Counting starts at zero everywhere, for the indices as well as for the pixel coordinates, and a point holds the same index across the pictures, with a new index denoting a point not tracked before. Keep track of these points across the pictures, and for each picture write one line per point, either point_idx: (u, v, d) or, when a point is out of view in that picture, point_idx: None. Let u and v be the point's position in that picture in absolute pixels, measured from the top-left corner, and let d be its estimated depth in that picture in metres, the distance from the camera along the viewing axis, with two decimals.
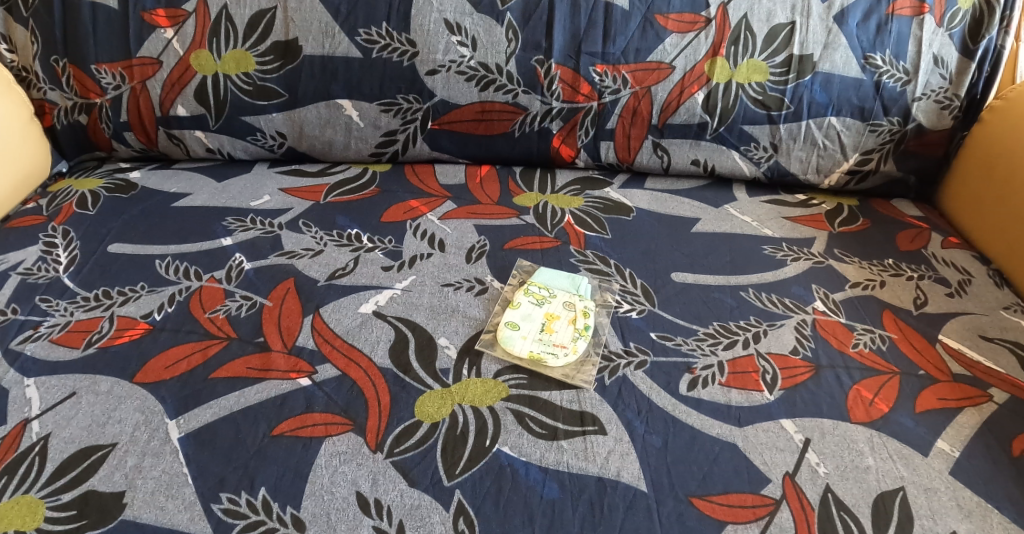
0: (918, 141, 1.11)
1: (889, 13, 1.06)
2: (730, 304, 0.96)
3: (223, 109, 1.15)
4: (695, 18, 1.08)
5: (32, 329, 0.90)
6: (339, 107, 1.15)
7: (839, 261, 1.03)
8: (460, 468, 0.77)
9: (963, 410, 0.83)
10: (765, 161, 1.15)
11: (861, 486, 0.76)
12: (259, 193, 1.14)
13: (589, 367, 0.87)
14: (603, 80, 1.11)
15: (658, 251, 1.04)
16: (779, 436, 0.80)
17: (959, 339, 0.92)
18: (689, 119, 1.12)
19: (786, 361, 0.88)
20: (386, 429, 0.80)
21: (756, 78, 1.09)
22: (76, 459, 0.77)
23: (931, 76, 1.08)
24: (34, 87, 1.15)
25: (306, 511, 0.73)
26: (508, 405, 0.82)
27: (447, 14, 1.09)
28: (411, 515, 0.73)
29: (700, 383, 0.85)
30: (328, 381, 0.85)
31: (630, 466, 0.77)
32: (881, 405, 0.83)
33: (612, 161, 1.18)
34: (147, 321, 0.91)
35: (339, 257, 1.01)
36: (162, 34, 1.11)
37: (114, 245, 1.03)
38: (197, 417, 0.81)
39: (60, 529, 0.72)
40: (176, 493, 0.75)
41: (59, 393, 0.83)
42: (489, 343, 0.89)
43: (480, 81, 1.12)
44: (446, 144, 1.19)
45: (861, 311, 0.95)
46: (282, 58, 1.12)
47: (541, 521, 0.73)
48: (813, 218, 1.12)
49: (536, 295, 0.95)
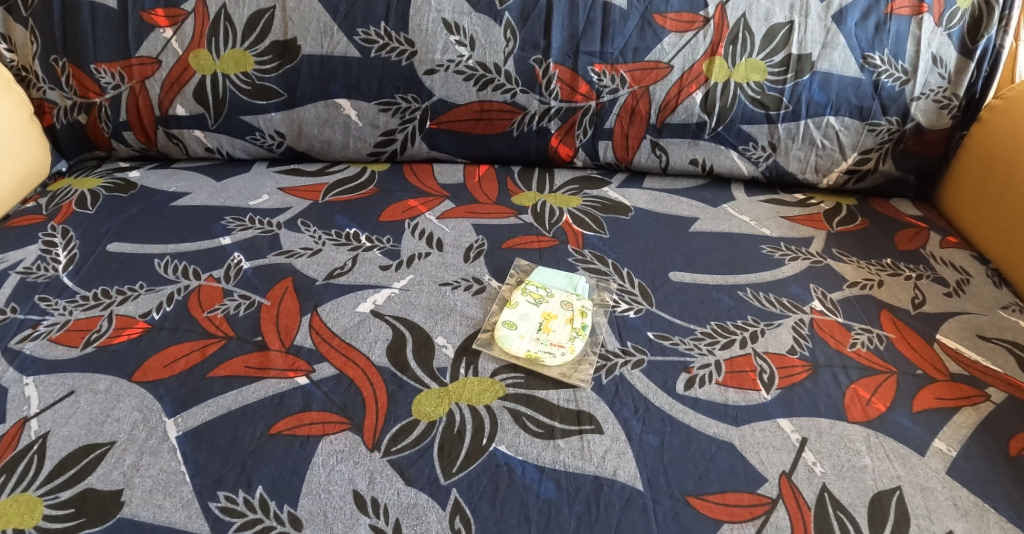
0: (917, 141, 1.11)
1: (888, 12, 1.06)
2: (728, 303, 0.96)
3: (222, 108, 1.15)
4: (694, 17, 1.08)
5: (32, 328, 0.91)
6: (338, 107, 1.15)
7: (837, 260, 1.03)
8: (457, 466, 0.77)
9: (960, 410, 0.83)
10: (763, 161, 1.15)
11: (858, 485, 0.76)
12: (258, 193, 1.14)
13: (586, 367, 0.87)
14: (602, 80, 1.11)
15: (656, 250, 1.04)
16: (776, 436, 0.80)
17: (957, 338, 0.92)
18: (687, 118, 1.12)
19: (783, 360, 0.88)
20: (384, 428, 0.80)
21: (754, 77, 1.09)
22: (74, 457, 0.77)
23: (930, 76, 1.07)
24: (33, 86, 1.15)
25: (303, 509, 0.74)
26: (505, 404, 0.83)
27: (446, 14, 1.09)
28: (408, 514, 0.73)
29: (697, 382, 0.85)
30: (325, 380, 0.85)
31: (627, 464, 0.78)
32: (878, 405, 0.83)
33: (611, 160, 1.18)
34: (145, 320, 0.92)
35: (337, 257, 1.02)
36: (161, 33, 1.12)
37: (113, 244, 1.04)
38: (195, 415, 0.81)
39: (58, 527, 0.72)
40: (174, 491, 0.75)
41: (58, 391, 0.84)
42: (487, 342, 0.89)
43: (479, 81, 1.12)
44: (444, 143, 1.19)
45: (858, 311, 0.95)
46: (281, 57, 1.12)
47: (538, 520, 0.73)
48: (811, 217, 1.12)
49: (533, 294, 0.95)
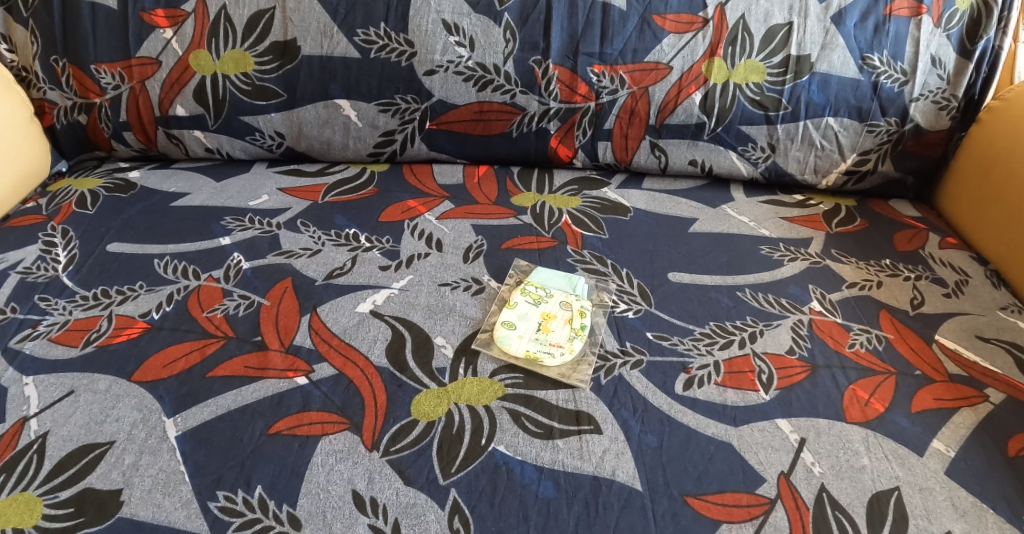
0: (916, 141, 1.11)
1: (887, 13, 1.06)
2: (727, 303, 0.96)
3: (222, 109, 1.15)
4: (693, 18, 1.09)
5: (32, 327, 0.91)
6: (337, 107, 1.15)
7: (836, 261, 1.03)
8: (456, 467, 0.77)
9: (959, 410, 0.83)
10: (762, 161, 1.15)
11: (856, 486, 0.76)
12: (257, 193, 1.14)
13: (585, 367, 0.87)
14: (601, 80, 1.11)
15: (655, 251, 1.04)
16: (775, 436, 0.80)
17: (956, 339, 0.92)
18: (686, 119, 1.12)
19: (782, 361, 0.88)
20: (382, 428, 0.80)
21: (754, 78, 1.09)
22: (74, 457, 0.77)
23: (929, 77, 1.08)
24: (34, 87, 1.16)
25: (302, 509, 0.74)
26: (504, 404, 0.83)
27: (445, 15, 1.10)
28: (407, 514, 0.73)
29: (696, 383, 0.85)
30: (325, 380, 0.85)
31: (626, 465, 0.78)
32: (876, 405, 0.83)
33: (610, 161, 1.19)
34: (145, 320, 0.92)
35: (336, 257, 1.02)
36: (161, 34, 1.12)
37: (113, 245, 1.04)
38: (194, 415, 0.81)
39: (57, 526, 0.72)
40: (173, 491, 0.75)
41: (58, 391, 0.84)
42: (486, 342, 0.90)
43: (478, 81, 1.12)
44: (444, 143, 1.19)
45: (857, 312, 0.95)
46: (280, 58, 1.12)
47: (536, 520, 0.74)
48: (810, 218, 1.12)
49: (533, 295, 0.95)
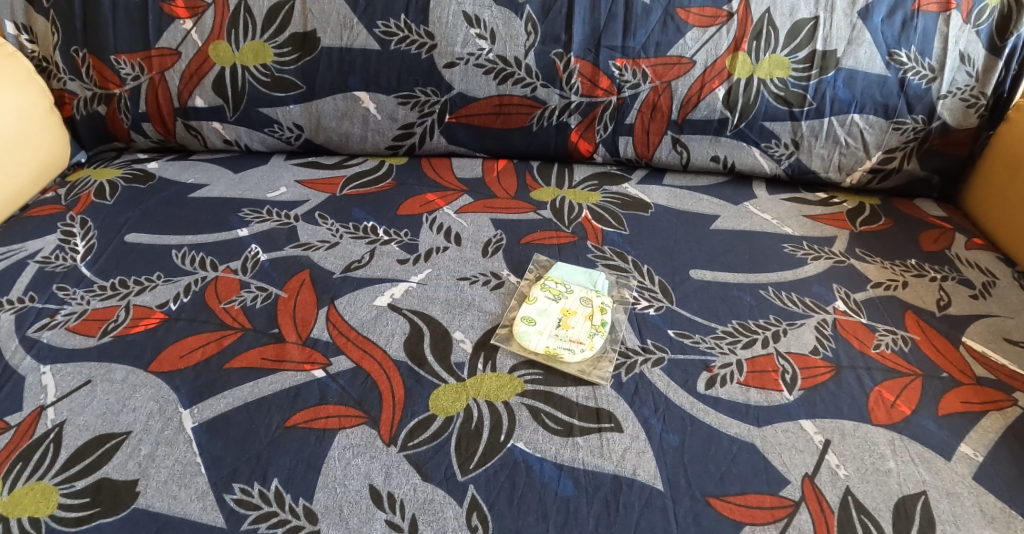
0: (942, 140, 1.09)
1: (915, 9, 1.04)
2: (750, 302, 0.94)
3: (242, 100, 1.15)
4: (718, 12, 1.07)
5: (50, 317, 0.91)
6: (356, 100, 1.14)
7: (861, 261, 1.01)
8: (474, 463, 0.76)
9: (987, 414, 0.81)
10: (786, 159, 1.13)
11: (882, 489, 0.74)
12: (275, 186, 1.14)
13: (606, 364, 0.86)
14: (623, 74, 1.10)
15: (677, 248, 1.03)
16: (799, 437, 0.78)
17: (983, 341, 0.89)
18: (709, 114, 1.11)
19: (807, 360, 0.86)
20: (400, 423, 0.79)
21: (778, 74, 1.07)
22: (90, 447, 0.77)
23: (957, 74, 1.05)
24: (54, 77, 1.16)
25: (318, 503, 0.73)
26: (523, 400, 0.82)
27: (466, 7, 1.09)
28: (424, 510, 0.72)
29: (718, 381, 0.84)
30: (342, 373, 0.84)
31: (647, 464, 0.76)
32: (903, 407, 0.81)
33: (631, 156, 1.17)
34: (163, 310, 0.91)
35: (354, 250, 1.01)
36: (181, 24, 1.12)
37: (132, 235, 1.04)
38: (211, 407, 0.81)
39: (73, 516, 0.72)
40: (189, 482, 0.74)
41: (75, 380, 0.83)
42: (505, 337, 0.88)
43: (498, 74, 1.11)
44: (462, 137, 1.18)
45: (883, 312, 0.93)
46: (300, 49, 1.12)
47: (555, 519, 0.72)
48: (835, 217, 1.10)
49: (553, 290, 0.94)
